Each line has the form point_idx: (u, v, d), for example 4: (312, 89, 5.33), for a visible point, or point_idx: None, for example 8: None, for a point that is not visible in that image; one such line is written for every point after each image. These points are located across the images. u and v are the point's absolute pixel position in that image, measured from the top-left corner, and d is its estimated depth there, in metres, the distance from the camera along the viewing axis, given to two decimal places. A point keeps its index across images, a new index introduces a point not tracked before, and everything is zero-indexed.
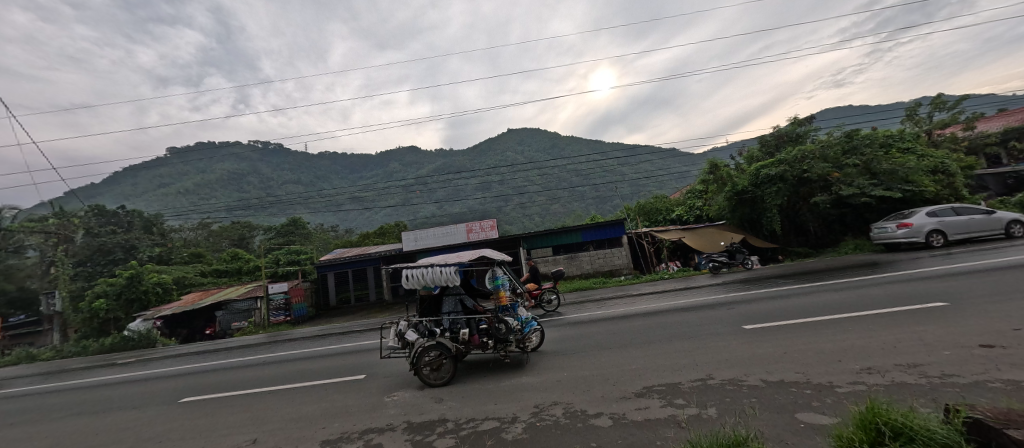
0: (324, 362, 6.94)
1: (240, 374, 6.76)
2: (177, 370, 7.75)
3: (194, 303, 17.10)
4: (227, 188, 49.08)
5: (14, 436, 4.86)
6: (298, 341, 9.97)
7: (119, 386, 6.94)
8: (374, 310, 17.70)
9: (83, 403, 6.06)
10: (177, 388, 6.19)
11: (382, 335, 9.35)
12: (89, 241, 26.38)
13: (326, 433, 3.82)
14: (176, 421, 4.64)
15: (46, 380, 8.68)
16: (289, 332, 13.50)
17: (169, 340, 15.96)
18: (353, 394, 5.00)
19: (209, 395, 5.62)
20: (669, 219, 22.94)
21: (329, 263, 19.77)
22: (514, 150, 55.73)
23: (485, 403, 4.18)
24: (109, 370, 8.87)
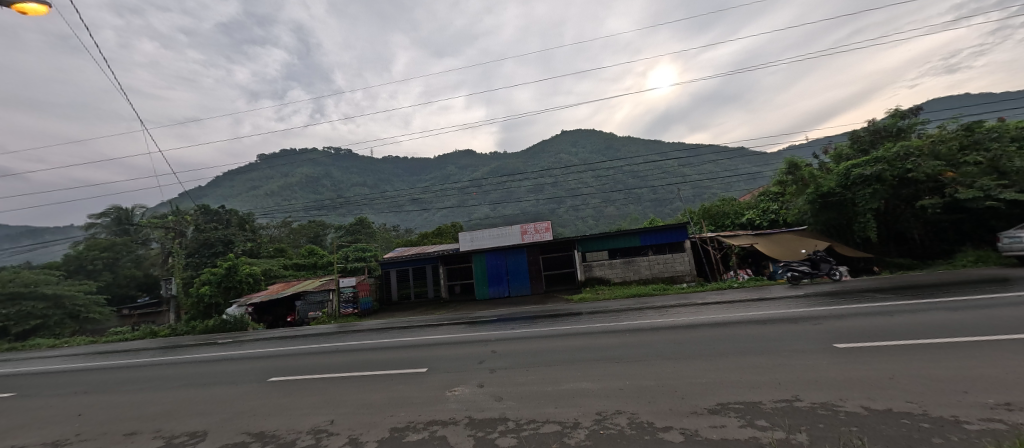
0: (390, 354, 7.36)
1: (315, 359, 7.41)
2: (269, 352, 8.71)
3: (278, 293, 19.10)
4: (305, 191, 54.22)
5: (146, 396, 5.79)
6: (366, 332, 10.71)
7: (225, 362, 7.96)
8: (432, 307, 18.50)
9: (194, 375, 7.04)
10: (267, 369, 6.94)
11: (444, 330, 9.75)
12: (197, 236, 30.68)
13: (394, 421, 4.03)
14: (262, 398, 5.16)
15: (166, 354, 10.19)
16: (357, 323, 14.56)
17: (257, 325, 18.00)
18: (414, 385, 5.24)
19: (292, 376, 6.22)
20: (738, 223, 21.28)
21: (391, 261, 20.95)
22: (569, 152, 55.18)
23: (544, 406, 4.15)
24: (215, 348, 10.22)
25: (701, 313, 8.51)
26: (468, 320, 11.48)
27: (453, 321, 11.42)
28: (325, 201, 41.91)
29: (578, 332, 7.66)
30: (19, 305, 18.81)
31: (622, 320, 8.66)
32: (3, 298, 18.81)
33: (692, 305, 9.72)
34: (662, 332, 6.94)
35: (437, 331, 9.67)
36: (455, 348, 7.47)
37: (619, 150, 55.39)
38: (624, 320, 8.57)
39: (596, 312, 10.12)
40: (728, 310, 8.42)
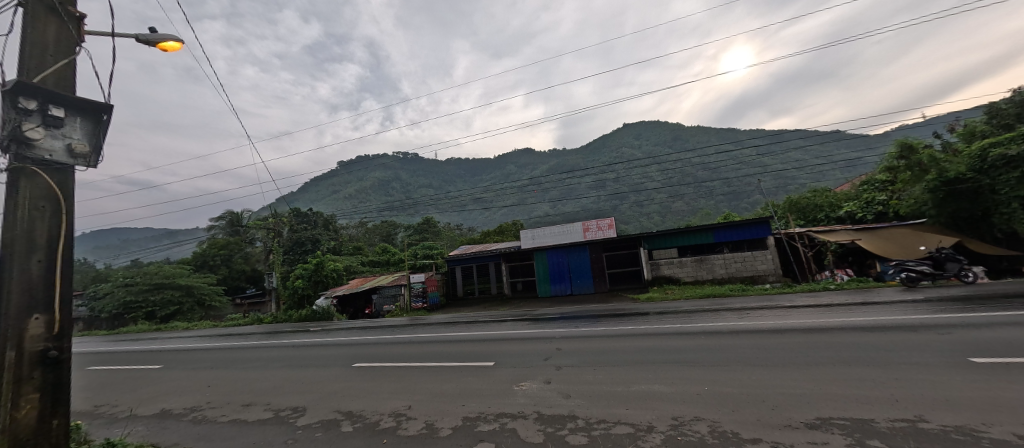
0: (459, 347, 7.69)
1: (392, 349, 7.99)
2: (354, 340, 9.61)
3: (357, 287, 20.94)
4: (378, 194, 58.59)
5: (258, 373, 6.67)
6: (436, 325, 11.33)
7: (318, 348, 8.93)
8: (495, 303, 18.98)
9: (295, 357, 8.00)
10: (353, 355, 7.65)
11: (509, 326, 9.95)
12: (291, 235, 34.79)
13: (466, 411, 4.19)
14: (349, 382, 5.66)
15: (272, 338, 11.73)
16: (427, 317, 15.45)
17: (341, 316, 19.92)
18: (483, 378, 5.42)
19: (373, 363, 6.79)
20: (833, 217, 18.78)
21: (456, 258, 21.84)
22: (631, 146, 52.91)
23: (614, 406, 4.03)
24: (310, 335, 11.52)
25: (790, 316, 7.66)
26: (532, 316, 11.59)
27: (517, 317, 11.62)
28: (395, 203, 44.90)
29: (647, 334, 7.31)
30: (162, 293, 22.81)
31: (696, 321, 8.12)
32: (152, 287, 22.90)
33: (779, 308, 8.79)
34: (743, 336, 6.37)
35: (502, 327, 9.86)
36: (520, 344, 7.56)
37: (688, 140, 51.72)
38: (698, 321, 8.03)
39: (667, 313, 9.58)
40: (824, 315, 7.48)
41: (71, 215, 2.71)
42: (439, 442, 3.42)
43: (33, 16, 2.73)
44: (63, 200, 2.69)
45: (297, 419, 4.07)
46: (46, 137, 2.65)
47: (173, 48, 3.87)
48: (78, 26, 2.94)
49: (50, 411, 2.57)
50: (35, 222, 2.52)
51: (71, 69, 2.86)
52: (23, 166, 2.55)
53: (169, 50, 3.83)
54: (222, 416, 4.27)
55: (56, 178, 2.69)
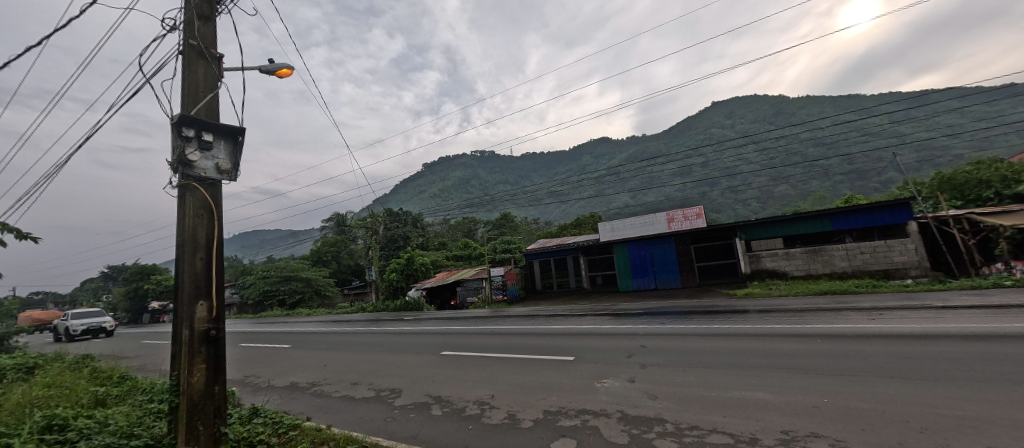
0: (540, 340, 7.77)
1: (476, 340, 8.38)
2: (443, 330, 10.34)
3: (444, 279, 22.41)
4: (458, 192, 61.81)
5: (364, 355, 7.52)
6: (517, 318, 11.61)
7: (413, 335, 9.80)
8: (574, 297, 18.80)
9: (393, 342, 8.87)
10: (442, 343, 8.22)
11: (589, 320, 9.78)
12: (386, 233, 38.65)
13: (546, 404, 4.20)
14: (438, 368, 6.06)
15: (375, 324, 13.20)
16: (507, 309, 15.94)
17: (430, 306, 21.58)
18: (563, 373, 5.39)
19: (459, 352, 7.19)
20: (1010, 194, 14.68)
21: (535, 252, 22.03)
22: (722, 125, 47.63)
23: (709, 413, 3.67)
24: (406, 323, 12.70)
25: (945, 319, 6.18)
26: (613, 311, 11.21)
27: (598, 311, 11.34)
28: (475, 200, 46.93)
29: (746, 334, 6.54)
30: (290, 284, 27.05)
31: (810, 321, 7.03)
32: (282, 278, 27.26)
33: (927, 309, 7.17)
34: (874, 341, 5.33)
35: (582, 321, 9.73)
36: (601, 339, 7.34)
37: (794, 113, 44.81)
38: (813, 322, 6.94)
39: (771, 311, 8.48)
40: (996, 318, 5.90)
41: (221, 220, 3.33)
42: (522, 433, 3.46)
43: (188, 61, 3.38)
44: (215, 208, 3.30)
45: (395, 399, 4.49)
46: (201, 157, 3.28)
47: (288, 74, 4.49)
48: (218, 64, 3.57)
49: (214, 379, 3.18)
50: (197, 227, 3.16)
51: (215, 100, 3.49)
52: (187, 182, 3.21)
53: (284, 76, 4.43)
54: (336, 392, 4.90)
55: (210, 190, 3.32)
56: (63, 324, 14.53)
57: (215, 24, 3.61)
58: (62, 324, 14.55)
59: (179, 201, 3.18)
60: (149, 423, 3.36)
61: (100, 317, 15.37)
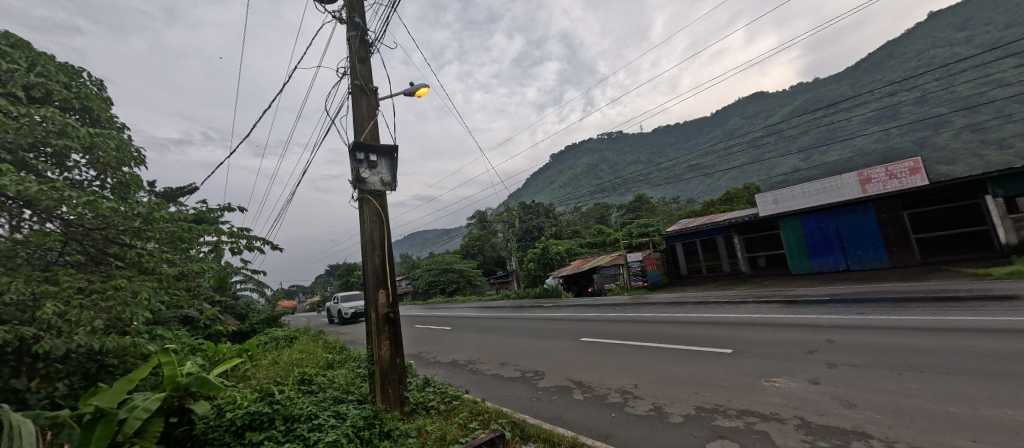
0: (688, 329, 7.03)
1: (617, 327, 8.12)
2: (581, 316, 10.42)
3: (579, 267, 22.31)
4: (587, 178, 60.70)
5: (510, 338, 8.11)
6: (661, 305, 10.81)
7: (553, 321, 10.17)
8: (729, 282, 16.41)
9: (535, 327, 9.35)
10: (581, 330, 8.26)
11: (750, 308, 8.40)
12: (521, 225, 40.99)
13: (699, 400, 3.77)
14: (579, 353, 6.08)
15: (519, 311, 14.22)
16: (648, 296, 15.01)
17: (568, 293, 21.97)
18: (719, 367, 4.75)
19: (598, 339, 7.10)
20: None
21: (676, 234, 19.94)
22: (952, 40, 33.93)
23: (947, 434, 2.69)
24: (546, 310, 13.27)
25: None
26: (784, 298, 9.36)
27: (762, 298, 9.62)
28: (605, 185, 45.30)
29: (1014, 330, 4.57)
30: (448, 274, 31.36)
31: None
32: (441, 270, 31.76)
33: None
34: None
35: (740, 309, 8.43)
36: (770, 331, 6.16)
37: None
38: None
39: None
40: None
41: (388, 224, 4.09)
42: (672, 429, 3.20)
43: (355, 97, 4.20)
44: (384, 214, 4.08)
45: (539, 381, 4.73)
46: (370, 174, 4.07)
47: (425, 93, 5.11)
48: (375, 95, 4.34)
49: (396, 353, 3.91)
50: (373, 230, 3.98)
51: (376, 125, 4.26)
52: (363, 195, 4.04)
53: (423, 95, 5.06)
54: (488, 370, 5.45)
55: (378, 200, 4.10)
56: (337, 308, 16.00)
57: (370, 63, 4.39)
58: (335, 307, 16.41)
59: (359, 212, 4.03)
60: (358, 384, 4.39)
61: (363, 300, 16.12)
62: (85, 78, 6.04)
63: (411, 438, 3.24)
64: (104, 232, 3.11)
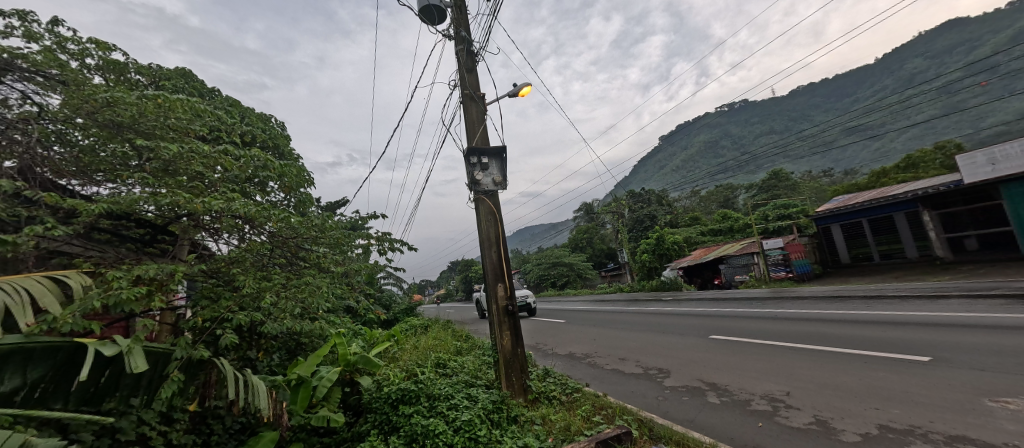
0: (856, 330, 5.71)
1: (754, 325, 7.08)
2: (707, 312, 9.38)
3: (702, 257, 19.90)
4: (706, 158, 54.14)
5: (628, 333, 7.77)
6: (813, 300, 9.01)
7: (673, 316, 9.40)
8: (916, 272, 12.77)
9: (653, 323, 8.76)
10: (709, 327, 7.43)
11: (954, 305, 6.39)
12: None
13: (882, 418, 3.02)
14: (709, 351, 5.48)
15: (633, 304, 13.51)
16: (795, 289, 12.64)
17: (689, 286, 19.94)
18: (908, 377, 3.74)
19: (732, 337, 6.28)
20: None
21: (830, 214, 16.32)
22: None
23: None
24: (664, 304, 12.31)
25: None
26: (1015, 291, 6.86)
27: (976, 292, 7.22)
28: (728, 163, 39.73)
29: None
30: (558, 268, 31.69)
31: None
32: (551, 264, 32.24)
33: None
34: None
35: (937, 307, 6.50)
36: (998, 336, 4.55)
37: None
38: None
39: None
40: None
41: (501, 221, 4.32)
42: None
43: (466, 105, 4.54)
44: (497, 211, 4.33)
45: (664, 379, 4.42)
46: (483, 175, 4.35)
47: (528, 92, 5.22)
48: (483, 100, 4.62)
49: (516, 343, 4.12)
50: (488, 228, 4.26)
51: (485, 128, 4.53)
52: (479, 196, 4.35)
53: (526, 94, 5.19)
54: (607, 365, 5.33)
55: (491, 199, 4.37)
56: None
57: (476, 71, 4.68)
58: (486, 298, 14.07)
59: (476, 211, 4.35)
60: (484, 370, 4.76)
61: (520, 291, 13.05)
62: (273, 122, 7.86)
63: (537, 426, 3.39)
64: (296, 239, 3.99)
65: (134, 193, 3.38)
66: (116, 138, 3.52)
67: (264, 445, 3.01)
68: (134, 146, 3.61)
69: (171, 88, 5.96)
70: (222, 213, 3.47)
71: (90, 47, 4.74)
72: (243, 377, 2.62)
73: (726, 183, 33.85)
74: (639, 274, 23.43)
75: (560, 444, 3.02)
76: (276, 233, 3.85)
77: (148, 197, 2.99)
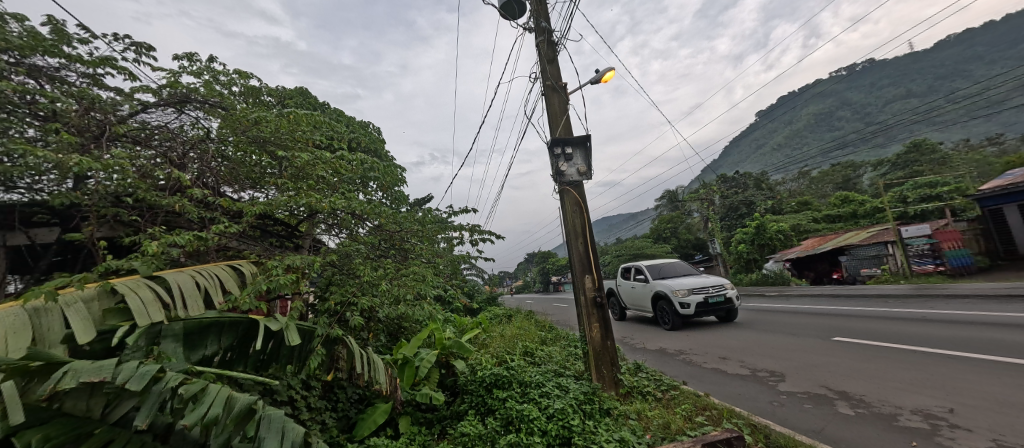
0: None
1: (892, 327, 5.95)
2: (825, 310, 8.14)
3: (816, 247, 17.19)
4: (817, 133, 46.55)
5: (727, 330, 7.11)
6: (978, 299, 7.26)
7: (780, 314, 8.36)
8: None
9: (755, 320, 7.88)
10: (829, 327, 6.45)
11: None
12: None
13: None
14: (834, 355, 4.74)
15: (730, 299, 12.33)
16: (949, 285, 10.32)
17: (800, 281, 17.44)
18: None
19: (861, 340, 5.37)
20: None
21: (1000, 193, 12.93)
22: None
23: None
24: (769, 300, 11.00)
25: None
26: None
27: None
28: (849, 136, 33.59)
29: None
30: (639, 260, 30.23)
31: None
32: (632, 256, 30.88)
33: None
34: None
35: None
36: None
37: None
38: None
39: None
40: None
41: (587, 212, 4.25)
42: None
43: (548, 97, 4.53)
44: (583, 203, 4.27)
45: (778, 383, 3.96)
46: (568, 166, 4.32)
47: (610, 77, 5.00)
48: (565, 90, 4.55)
49: (606, 335, 4.03)
50: (575, 219, 4.23)
51: (568, 119, 4.48)
52: (563, 187, 4.33)
53: (609, 79, 4.98)
54: (705, 364, 4.95)
55: (576, 190, 4.32)
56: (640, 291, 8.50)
57: (557, 61, 4.62)
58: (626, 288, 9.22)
59: (561, 203, 4.34)
60: (572, 361, 4.77)
61: (699, 277, 7.81)
62: (373, 128, 8.76)
63: (632, 421, 3.29)
64: (400, 234, 4.40)
65: (275, 196, 4.05)
66: (262, 150, 4.24)
67: (380, 414, 3.41)
68: (274, 156, 4.33)
69: (293, 105, 6.97)
70: (342, 210, 3.98)
71: (235, 76, 5.76)
72: (366, 355, 2.97)
73: (846, 161, 28.72)
74: (735, 267, 21.21)
75: (661, 442, 2.90)
76: (383, 228, 4.30)
77: (287, 199, 3.55)
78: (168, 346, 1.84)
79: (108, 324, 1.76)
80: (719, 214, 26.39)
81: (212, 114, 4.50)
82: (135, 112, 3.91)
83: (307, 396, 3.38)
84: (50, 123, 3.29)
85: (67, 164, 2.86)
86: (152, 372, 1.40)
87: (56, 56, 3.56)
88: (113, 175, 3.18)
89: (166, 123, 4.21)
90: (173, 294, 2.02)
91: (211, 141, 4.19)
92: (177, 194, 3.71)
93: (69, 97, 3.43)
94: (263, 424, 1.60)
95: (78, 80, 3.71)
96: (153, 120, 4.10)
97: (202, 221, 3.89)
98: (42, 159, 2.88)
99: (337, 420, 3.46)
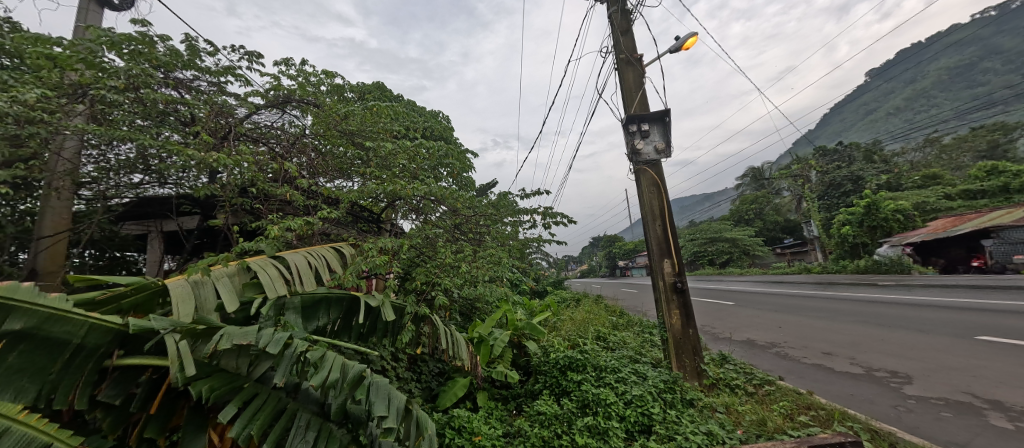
0: None
1: None
2: (962, 304, 6.79)
3: (949, 228, 14.30)
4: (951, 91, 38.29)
5: (829, 323, 6.29)
6: None
7: (898, 306, 7.17)
8: None
9: (865, 313, 6.85)
10: (968, 324, 5.38)
11: None
12: None
13: None
14: (986, 358, 3.91)
15: (829, 289, 10.87)
16: None
17: (925, 269, 14.71)
18: None
19: (1018, 341, 4.40)
20: None
21: None
22: None
23: None
24: (881, 290, 9.49)
25: None
26: None
27: None
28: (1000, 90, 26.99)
29: None
30: (717, 245, 27.90)
31: None
32: (708, 240, 28.59)
33: None
34: None
35: None
36: None
37: None
38: None
39: None
40: None
41: (667, 192, 3.99)
42: None
43: (621, 71, 4.26)
44: (662, 183, 4.01)
45: (902, 386, 3.42)
46: (645, 144, 4.08)
47: (692, 44, 4.56)
48: (641, 62, 4.24)
49: (687, 323, 3.81)
50: (652, 201, 4.00)
51: (644, 94, 4.19)
52: (640, 167, 4.11)
53: (691, 46, 4.55)
54: (805, 359, 4.45)
55: (654, 169, 4.06)
56: None
57: (632, 32, 4.32)
58: None
59: (637, 183, 4.12)
60: (649, 349, 4.60)
61: None
62: (441, 117, 9.06)
63: (719, 414, 3.09)
64: (473, 219, 4.56)
65: (363, 184, 4.42)
66: (350, 142, 4.63)
67: (460, 388, 3.60)
68: (360, 147, 4.70)
69: (372, 99, 7.46)
70: (421, 196, 4.21)
71: (324, 77, 6.28)
72: (450, 332, 3.13)
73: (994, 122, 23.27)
74: (836, 252, 18.60)
75: (756, 439, 2.67)
76: (458, 212, 4.47)
77: (374, 186, 3.83)
78: (291, 316, 2.11)
79: (247, 295, 2.08)
80: (816, 193, 23.18)
81: (307, 111, 4.99)
82: (249, 114, 4.57)
83: (395, 367, 3.68)
84: (193, 127, 3.96)
85: (207, 160, 3.41)
86: (286, 338, 1.61)
87: (193, 69, 4.22)
88: (241, 169, 3.72)
89: (274, 122, 4.84)
90: (292, 272, 2.32)
91: (308, 138, 4.65)
92: (285, 184, 4.23)
93: (206, 104, 4.11)
94: (372, 389, 1.76)
95: (208, 88, 4.35)
96: (263, 121, 4.75)
97: (305, 208, 4.39)
98: (190, 157, 3.47)
99: (421, 390, 3.74)
